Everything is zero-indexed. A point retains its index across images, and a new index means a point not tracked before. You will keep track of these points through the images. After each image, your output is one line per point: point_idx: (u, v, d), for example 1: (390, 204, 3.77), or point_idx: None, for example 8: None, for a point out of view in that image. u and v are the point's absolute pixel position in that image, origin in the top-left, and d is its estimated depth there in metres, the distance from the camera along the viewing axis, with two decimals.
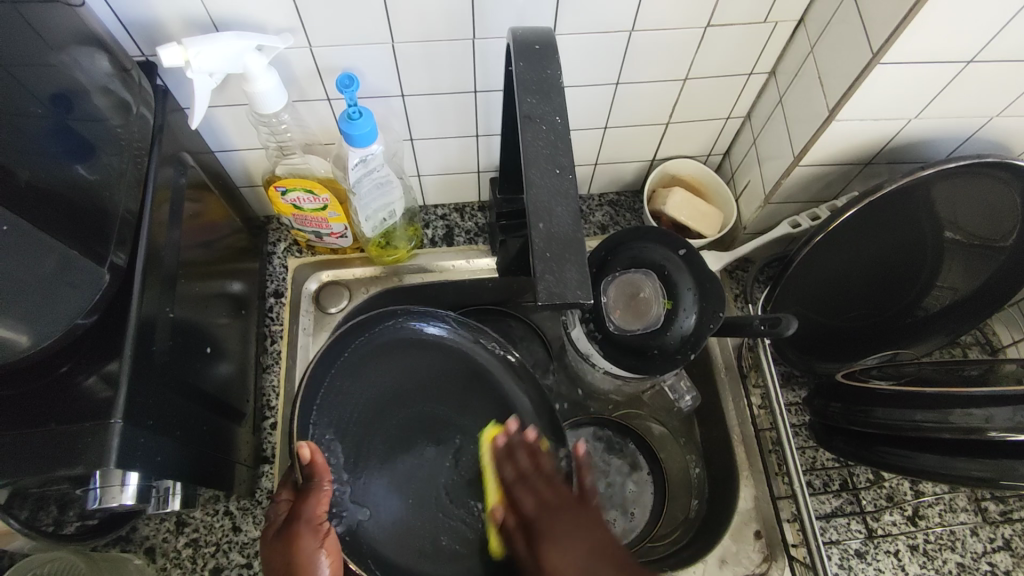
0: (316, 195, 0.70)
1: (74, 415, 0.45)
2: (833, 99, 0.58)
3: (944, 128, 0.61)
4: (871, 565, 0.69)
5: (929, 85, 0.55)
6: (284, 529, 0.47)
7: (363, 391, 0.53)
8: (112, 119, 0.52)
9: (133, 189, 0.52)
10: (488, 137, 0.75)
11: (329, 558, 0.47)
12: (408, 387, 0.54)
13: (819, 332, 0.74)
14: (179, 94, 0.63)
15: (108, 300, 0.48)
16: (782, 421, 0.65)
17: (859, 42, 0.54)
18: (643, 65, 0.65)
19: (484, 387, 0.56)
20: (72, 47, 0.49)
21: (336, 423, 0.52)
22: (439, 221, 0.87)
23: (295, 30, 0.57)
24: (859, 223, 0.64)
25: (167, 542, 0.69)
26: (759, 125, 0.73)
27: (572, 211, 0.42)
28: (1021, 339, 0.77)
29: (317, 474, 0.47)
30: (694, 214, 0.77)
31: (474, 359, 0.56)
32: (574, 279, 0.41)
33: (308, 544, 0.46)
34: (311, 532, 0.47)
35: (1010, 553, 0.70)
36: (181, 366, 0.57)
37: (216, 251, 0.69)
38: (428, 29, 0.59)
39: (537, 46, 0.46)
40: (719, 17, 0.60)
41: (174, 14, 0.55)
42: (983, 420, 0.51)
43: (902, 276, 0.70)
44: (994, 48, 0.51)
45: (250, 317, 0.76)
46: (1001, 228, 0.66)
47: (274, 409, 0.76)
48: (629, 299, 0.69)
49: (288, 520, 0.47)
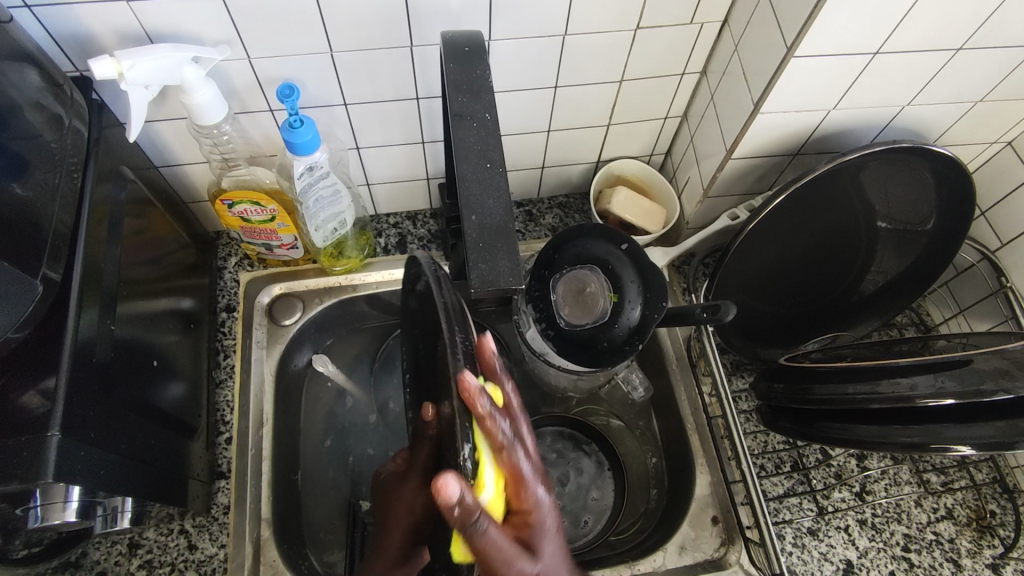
0: (264, 207, 0.70)
1: (8, 429, 0.45)
2: (756, 93, 0.61)
3: (861, 118, 0.65)
4: (823, 541, 0.71)
5: (843, 77, 0.58)
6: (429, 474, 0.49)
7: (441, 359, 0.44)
8: (45, 134, 0.51)
9: (68, 204, 0.52)
10: (433, 144, 0.76)
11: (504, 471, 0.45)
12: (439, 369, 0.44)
13: (763, 319, 0.76)
14: (116, 107, 0.63)
15: (42, 315, 0.48)
16: (729, 406, 0.67)
17: (776, 39, 0.57)
18: (579, 68, 0.68)
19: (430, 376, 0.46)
20: (2, 62, 0.48)
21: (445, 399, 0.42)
22: (391, 229, 0.87)
23: (232, 42, 0.58)
24: (789, 213, 0.67)
25: (120, 566, 0.67)
26: (694, 124, 0.76)
27: (503, 203, 0.43)
28: (951, 317, 0.81)
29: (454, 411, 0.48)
30: (638, 211, 0.79)
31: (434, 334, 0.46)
32: (507, 267, 0.41)
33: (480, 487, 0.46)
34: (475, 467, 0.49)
35: (953, 522, 0.73)
36: (126, 380, 0.56)
37: (163, 267, 0.68)
38: (366, 38, 0.60)
39: (467, 48, 0.48)
40: (647, 19, 0.63)
41: (107, 27, 0.55)
42: (909, 388, 0.54)
43: (836, 261, 0.73)
44: (898, 41, 0.55)
45: (200, 331, 0.76)
46: (921, 212, 0.70)
47: (228, 423, 0.75)
48: (575, 297, 0.70)
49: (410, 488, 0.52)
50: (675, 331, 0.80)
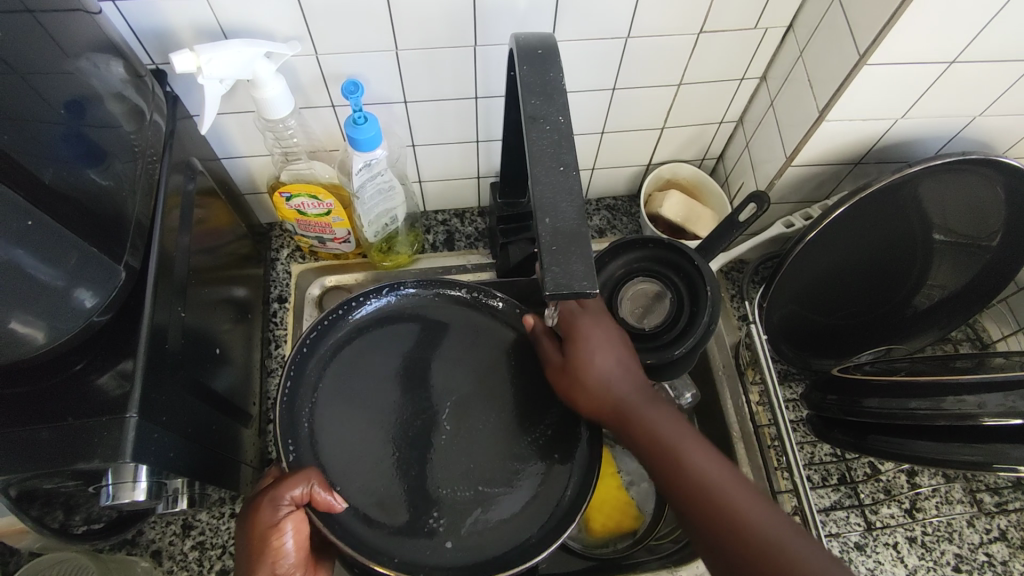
0: (321, 200, 0.72)
1: (89, 410, 0.46)
2: (822, 100, 0.60)
3: (928, 128, 0.64)
4: (871, 557, 0.70)
5: (915, 85, 0.57)
6: (254, 499, 0.51)
7: (388, 357, 0.59)
8: (125, 126, 0.53)
9: (146, 196, 0.54)
10: (488, 143, 0.77)
11: (292, 523, 0.50)
12: (416, 363, 0.59)
13: (815, 330, 0.76)
14: (188, 101, 0.65)
15: (123, 299, 0.50)
16: (782, 416, 0.64)
17: (846, 45, 0.56)
18: (639, 72, 0.68)
19: (425, 359, 0.59)
20: (88, 55, 0.51)
21: (387, 393, 0.57)
22: (440, 227, 0.88)
23: (302, 38, 0.59)
24: (849, 223, 0.66)
25: (173, 545, 0.69)
26: (751, 129, 0.75)
27: (577, 206, 0.43)
28: (1010, 334, 0.80)
29: (323, 498, 0.50)
30: (690, 214, 0.80)
31: (421, 314, 0.61)
32: (581, 270, 0.41)
33: (274, 515, 0.49)
34: (278, 507, 0.49)
35: (1007, 544, 0.71)
36: (191, 365, 0.58)
37: (221, 257, 0.69)
38: (431, 37, 0.61)
39: (540, 50, 0.49)
40: (711, 24, 0.62)
41: (184, 22, 0.56)
42: (976, 406, 0.53)
43: (892, 273, 0.72)
44: (975, 50, 0.54)
45: (253, 321, 0.77)
46: (986, 227, 0.68)
47: (279, 411, 0.77)
48: (646, 305, 0.71)
49: (258, 507, 0.50)
50: (723, 338, 0.80)
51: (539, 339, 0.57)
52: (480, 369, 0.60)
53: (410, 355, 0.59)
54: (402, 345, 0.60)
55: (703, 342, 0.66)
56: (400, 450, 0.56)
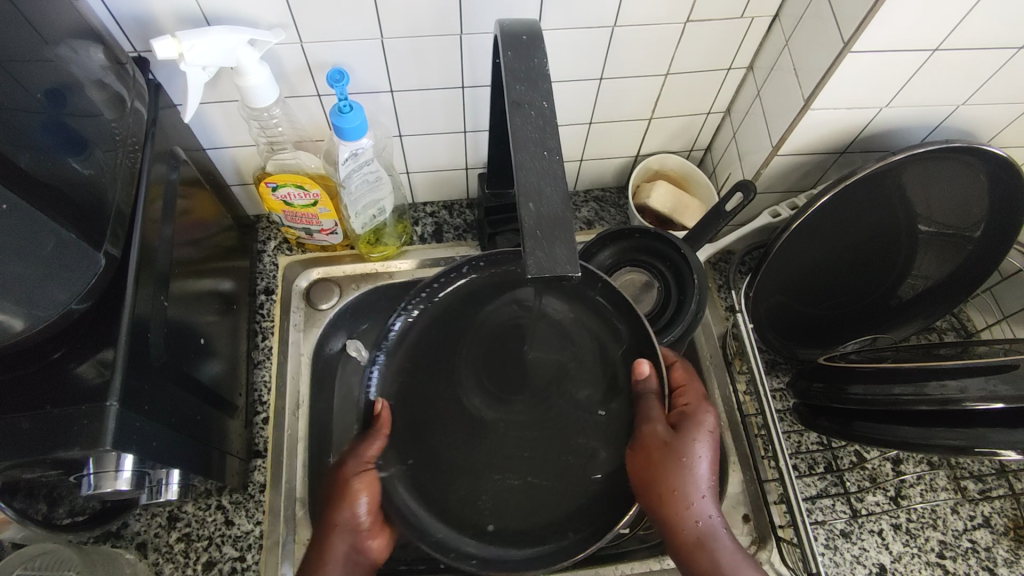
0: (307, 191, 0.71)
1: (68, 397, 0.46)
2: (808, 89, 0.61)
3: (912, 117, 0.64)
4: (857, 544, 0.71)
5: (899, 74, 0.58)
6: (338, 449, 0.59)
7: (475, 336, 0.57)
8: (105, 113, 0.53)
9: (127, 184, 0.53)
10: (476, 134, 0.77)
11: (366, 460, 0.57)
12: (501, 345, 0.57)
13: (801, 320, 0.76)
14: (171, 89, 0.65)
15: (104, 287, 0.49)
16: (769, 406, 0.65)
17: (831, 34, 0.56)
18: (626, 61, 0.68)
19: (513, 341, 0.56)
20: (67, 41, 0.50)
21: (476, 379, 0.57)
22: (428, 218, 0.88)
23: (287, 26, 0.59)
24: (835, 212, 0.66)
25: (159, 537, 0.69)
26: (738, 120, 0.75)
27: (562, 191, 0.43)
28: (994, 323, 0.80)
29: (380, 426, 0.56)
30: (678, 205, 0.80)
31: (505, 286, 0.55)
32: (565, 256, 0.41)
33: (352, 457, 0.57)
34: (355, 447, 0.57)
35: (990, 530, 0.72)
36: (175, 355, 0.57)
37: (206, 248, 0.69)
38: (416, 25, 0.60)
39: (525, 36, 0.48)
40: (697, 13, 0.62)
41: (166, 9, 0.56)
42: (958, 391, 0.53)
43: (879, 262, 0.72)
44: (958, 38, 0.54)
45: (239, 312, 0.77)
46: (970, 216, 0.69)
47: (265, 404, 0.75)
48: (634, 294, 0.72)
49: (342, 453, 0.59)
50: (711, 328, 0.80)
51: (647, 394, 0.50)
52: (569, 352, 0.55)
53: (490, 334, 0.56)
54: (489, 324, 0.56)
55: (690, 332, 0.67)
56: (460, 440, 0.57)
